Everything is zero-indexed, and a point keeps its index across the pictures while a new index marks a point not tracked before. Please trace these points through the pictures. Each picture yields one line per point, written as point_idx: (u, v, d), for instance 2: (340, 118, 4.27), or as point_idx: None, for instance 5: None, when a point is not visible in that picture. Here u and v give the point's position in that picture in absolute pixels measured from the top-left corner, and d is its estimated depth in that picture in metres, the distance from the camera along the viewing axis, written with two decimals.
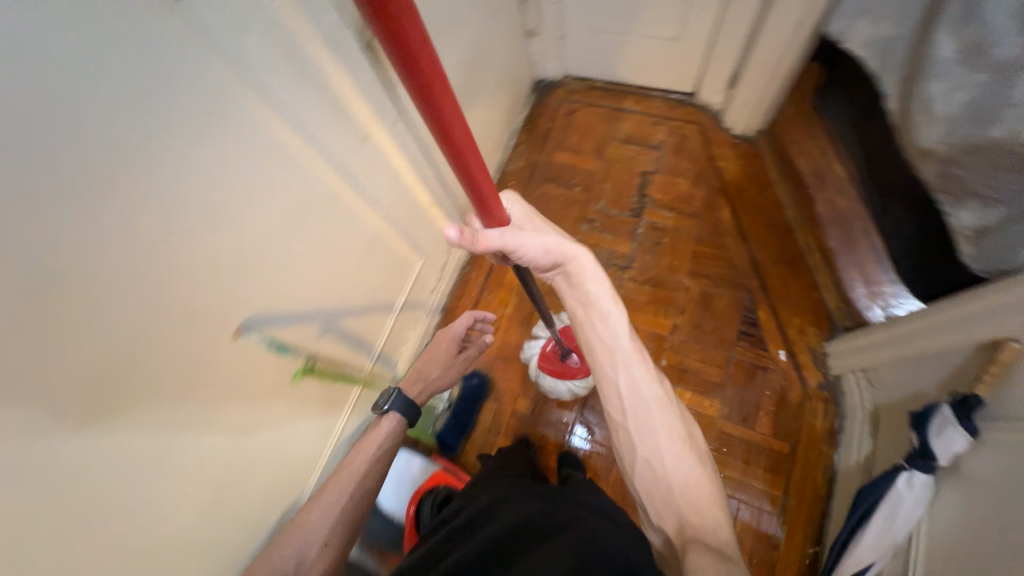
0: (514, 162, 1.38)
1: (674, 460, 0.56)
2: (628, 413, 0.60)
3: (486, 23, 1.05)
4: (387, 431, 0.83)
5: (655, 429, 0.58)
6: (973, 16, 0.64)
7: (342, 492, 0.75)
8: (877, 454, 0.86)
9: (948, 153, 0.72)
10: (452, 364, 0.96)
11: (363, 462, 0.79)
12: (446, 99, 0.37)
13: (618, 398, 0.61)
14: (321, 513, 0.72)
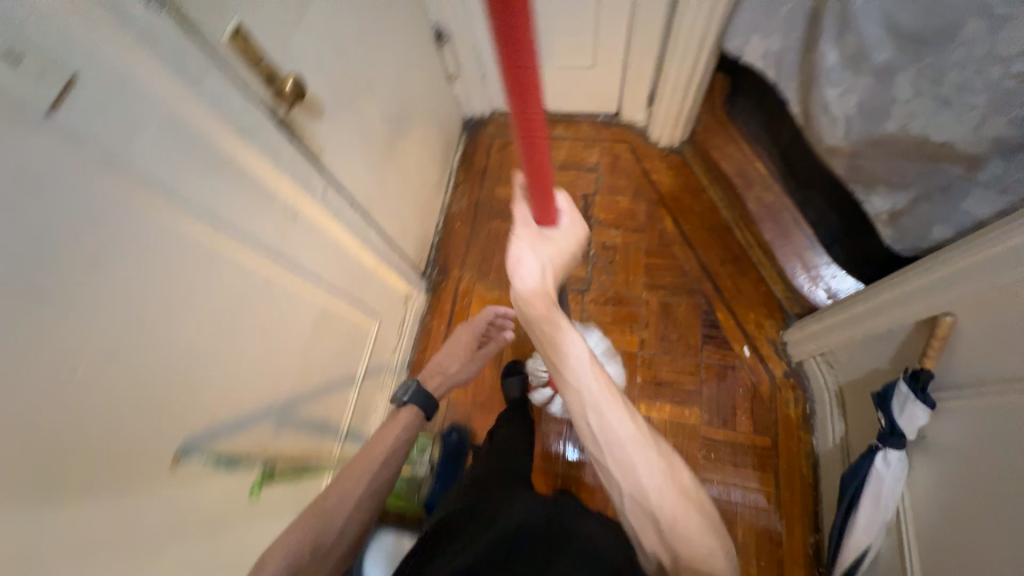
0: (458, 203, 1.37)
1: (659, 493, 0.53)
2: (606, 450, 0.56)
3: (406, 75, 1.04)
4: (406, 422, 0.82)
5: (635, 463, 0.54)
6: (850, 28, 0.70)
7: (361, 477, 0.72)
8: (851, 434, 0.90)
9: (852, 150, 0.78)
10: (470, 358, 0.99)
11: (381, 451, 0.76)
12: (530, 84, 0.40)
13: (592, 437, 0.57)
14: (339, 498, 0.69)
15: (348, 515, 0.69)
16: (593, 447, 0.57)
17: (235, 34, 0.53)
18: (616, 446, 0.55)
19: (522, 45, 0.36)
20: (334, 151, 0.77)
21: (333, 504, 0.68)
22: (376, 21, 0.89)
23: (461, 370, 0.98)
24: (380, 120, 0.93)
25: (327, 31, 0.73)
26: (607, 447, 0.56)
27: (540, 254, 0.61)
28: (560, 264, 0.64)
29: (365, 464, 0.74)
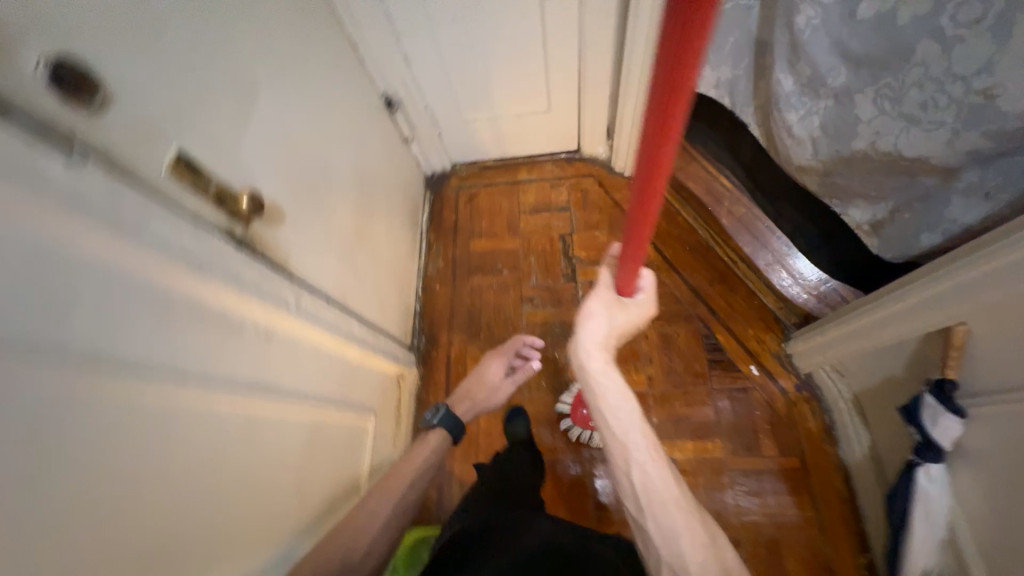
0: (435, 263, 1.32)
1: (699, 563, 0.51)
2: (644, 510, 0.56)
3: (362, 150, 1.00)
4: (431, 445, 0.86)
5: (675, 527, 0.53)
6: (801, 57, 0.71)
7: (390, 498, 0.76)
8: (879, 443, 0.88)
9: (823, 167, 0.79)
10: (498, 387, 1.00)
11: (408, 472, 0.80)
12: (675, 120, 0.41)
13: (632, 493, 0.57)
14: (367, 518, 0.72)
15: (377, 534, 0.72)
16: (632, 506, 0.57)
17: (175, 164, 0.48)
18: (657, 507, 0.55)
19: (682, 83, 0.37)
20: (301, 251, 0.71)
21: (361, 523, 0.71)
22: (324, 105, 0.84)
23: (488, 398, 1.00)
24: (344, 205, 0.88)
25: (274, 130, 0.68)
26: (647, 505, 0.55)
27: (614, 316, 0.68)
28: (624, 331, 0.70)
29: (397, 480, 0.79)
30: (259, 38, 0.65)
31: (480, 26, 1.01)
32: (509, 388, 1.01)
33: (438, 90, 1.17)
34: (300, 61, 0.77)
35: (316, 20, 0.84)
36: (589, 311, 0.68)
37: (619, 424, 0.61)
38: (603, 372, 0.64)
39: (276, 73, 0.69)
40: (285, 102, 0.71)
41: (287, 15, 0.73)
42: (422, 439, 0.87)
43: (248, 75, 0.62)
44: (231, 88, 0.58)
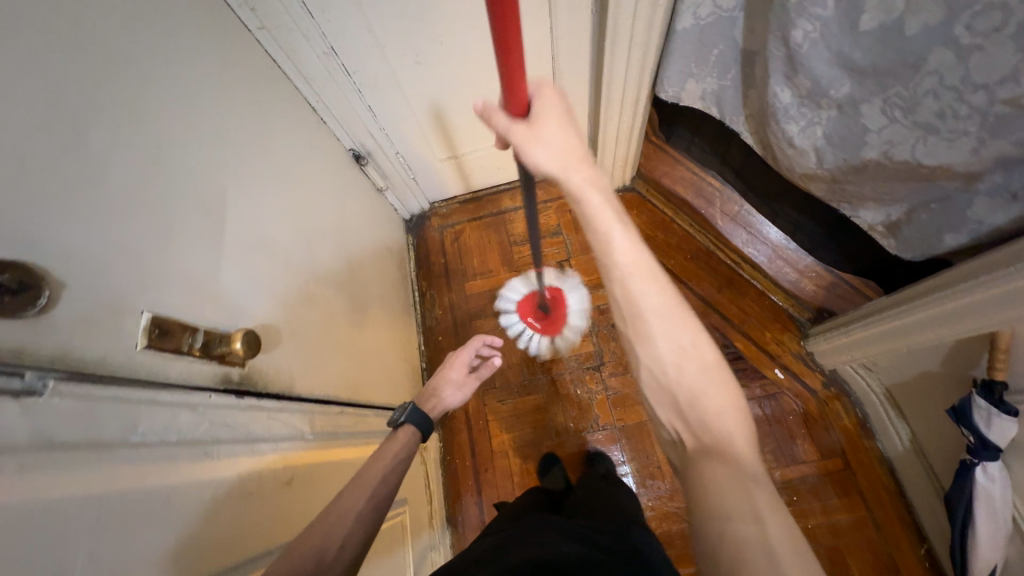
0: (433, 313, 1.25)
1: (680, 368, 0.47)
2: (630, 321, 0.49)
3: (340, 219, 0.91)
4: (405, 441, 0.67)
5: (655, 337, 0.47)
6: (797, 71, 0.68)
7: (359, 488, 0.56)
8: (920, 434, 0.87)
9: (832, 175, 0.76)
10: (465, 382, 0.88)
11: (379, 467, 0.61)
12: None
13: (618, 301, 0.49)
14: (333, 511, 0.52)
15: (351, 527, 0.52)
16: (618, 312, 0.50)
17: (151, 334, 0.40)
18: (638, 317, 0.48)
19: None
20: (297, 366, 0.63)
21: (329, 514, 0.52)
22: (295, 186, 0.76)
23: (455, 395, 0.86)
24: (334, 289, 0.80)
25: (249, 240, 0.59)
26: (625, 314, 0.49)
27: (537, 146, 0.50)
28: (561, 146, 0.50)
29: (368, 477, 0.58)
30: (215, 141, 0.56)
31: (447, 66, 0.93)
32: (478, 381, 0.89)
33: (407, 136, 1.08)
34: (262, 148, 0.68)
35: (269, 94, 0.74)
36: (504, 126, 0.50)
37: (601, 232, 0.49)
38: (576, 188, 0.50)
39: (241, 173, 0.61)
40: (255, 202, 0.62)
41: (239, 101, 0.64)
42: (389, 439, 0.69)
43: (212, 190, 0.53)
44: (196, 215, 0.50)
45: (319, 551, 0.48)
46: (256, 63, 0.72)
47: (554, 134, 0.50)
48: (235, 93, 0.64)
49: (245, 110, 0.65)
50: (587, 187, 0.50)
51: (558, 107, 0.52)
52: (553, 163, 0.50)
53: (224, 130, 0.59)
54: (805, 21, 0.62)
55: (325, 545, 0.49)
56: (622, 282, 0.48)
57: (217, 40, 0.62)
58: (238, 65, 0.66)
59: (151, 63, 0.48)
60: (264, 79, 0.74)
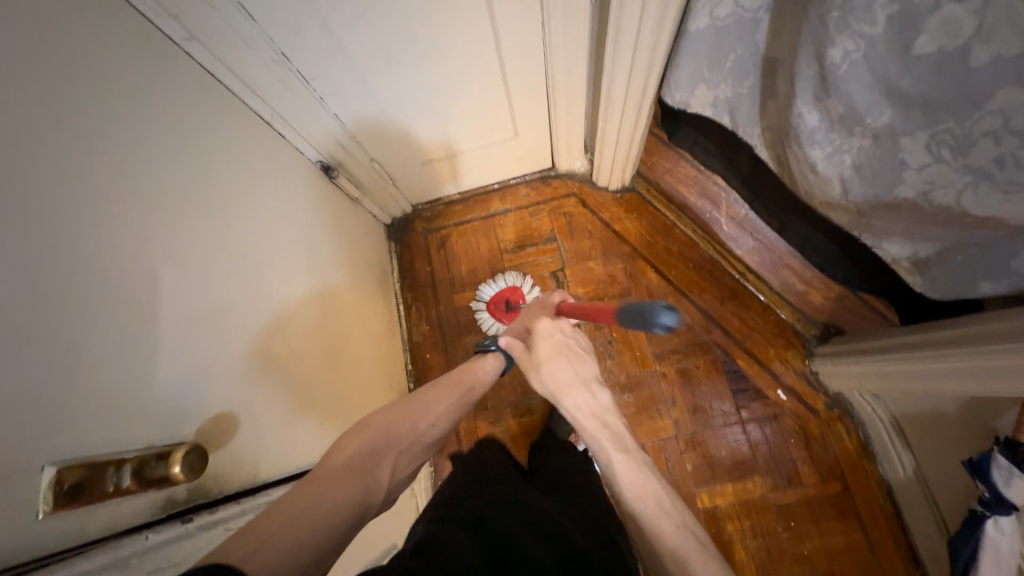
0: (419, 328, 1.18)
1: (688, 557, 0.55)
2: (635, 511, 0.60)
3: (309, 247, 0.82)
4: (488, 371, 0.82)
5: (661, 529, 0.57)
6: (830, 92, 0.58)
7: (455, 392, 0.76)
8: (924, 465, 0.84)
9: (858, 207, 0.68)
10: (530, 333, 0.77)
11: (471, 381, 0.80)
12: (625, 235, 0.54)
13: (621, 489, 0.62)
14: (438, 398, 0.73)
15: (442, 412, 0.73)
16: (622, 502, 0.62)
17: (57, 494, 0.34)
18: (641, 511, 0.59)
19: None
20: (261, 447, 0.57)
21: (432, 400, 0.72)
22: (251, 226, 0.66)
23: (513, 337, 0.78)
24: (303, 337, 0.72)
25: (194, 319, 0.51)
26: (630, 508, 0.60)
27: (545, 371, 0.68)
28: (558, 371, 0.68)
29: (461, 383, 0.78)
30: (135, 207, 0.46)
31: (424, 67, 0.80)
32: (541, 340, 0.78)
33: (383, 143, 0.96)
34: (206, 193, 0.58)
35: (214, 118, 0.63)
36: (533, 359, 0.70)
37: (593, 439, 0.65)
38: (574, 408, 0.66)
39: (179, 237, 0.51)
40: (199, 270, 0.53)
41: (168, 143, 0.53)
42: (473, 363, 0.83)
43: (138, 275, 0.45)
44: (115, 316, 0.41)
45: (417, 421, 0.69)
46: (193, 83, 0.60)
47: (560, 360, 0.69)
48: (162, 133, 0.53)
49: (179, 150, 0.55)
50: (579, 404, 0.66)
51: (557, 344, 0.70)
52: (551, 387, 0.67)
53: (148, 190, 0.49)
54: (847, 39, 0.52)
55: (414, 422, 0.68)
56: (625, 483, 0.61)
57: (133, 67, 0.51)
58: (166, 94, 0.55)
59: (30, 128, 0.38)
60: (206, 101, 0.62)
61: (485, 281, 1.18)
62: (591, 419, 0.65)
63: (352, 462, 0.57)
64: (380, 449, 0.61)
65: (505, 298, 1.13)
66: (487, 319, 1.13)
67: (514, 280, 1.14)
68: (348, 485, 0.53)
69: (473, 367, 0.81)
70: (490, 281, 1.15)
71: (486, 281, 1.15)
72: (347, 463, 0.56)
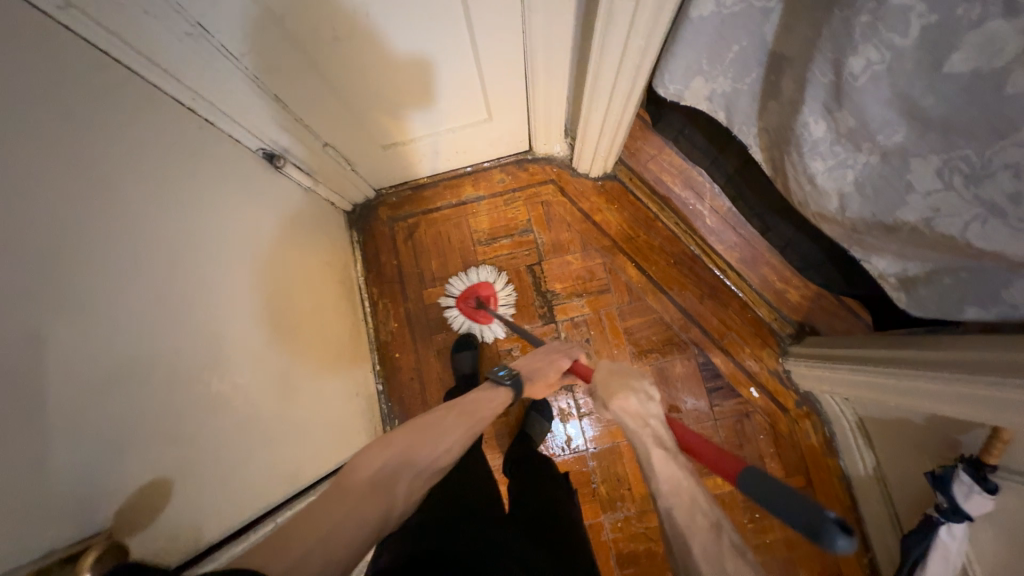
0: (386, 327, 1.10)
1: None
2: (681, 528, 0.52)
3: (255, 254, 0.71)
4: (495, 400, 0.77)
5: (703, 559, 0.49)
6: (843, 104, 0.52)
7: (466, 426, 0.70)
8: (884, 464, 0.88)
9: (852, 223, 0.64)
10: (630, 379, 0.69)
11: (485, 410, 0.74)
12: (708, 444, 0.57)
13: (669, 499, 0.54)
14: (450, 428, 0.68)
15: (453, 442, 0.67)
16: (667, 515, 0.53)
17: None
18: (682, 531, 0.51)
19: None
20: (199, 507, 0.50)
21: (444, 426, 0.67)
22: (179, 245, 0.55)
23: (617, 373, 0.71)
24: (249, 363, 0.64)
25: (102, 380, 0.42)
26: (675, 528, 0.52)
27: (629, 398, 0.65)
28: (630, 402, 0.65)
29: (471, 412, 0.72)
30: (10, 252, 0.36)
31: (382, 41, 0.68)
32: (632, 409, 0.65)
33: (337, 127, 0.83)
34: (116, 215, 0.47)
35: (123, 109, 0.50)
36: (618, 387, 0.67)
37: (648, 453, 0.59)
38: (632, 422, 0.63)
39: (76, 279, 0.42)
40: (107, 317, 0.44)
41: (53, 155, 0.41)
42: (488, 391, 0.78)
43: (19, 341, 0.36)
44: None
45: (432, 449, 0.64)
46: (90, 64, 0.47)
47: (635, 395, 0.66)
48: (43, 144, 0.41)
49: (71, 163, 0.43)
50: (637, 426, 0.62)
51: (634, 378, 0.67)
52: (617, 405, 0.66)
53: (24, 227, 0.38)
54: (873, 49, 0.45)
55: (433, 439, 0.65)
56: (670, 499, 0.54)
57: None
58: (44, 86, 0.41)
59: None
60: (109, 88, 0.49)
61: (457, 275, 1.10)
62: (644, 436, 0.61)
63: (373, 480, 0.56)
64: (401, 465, 0.59)
65: (475, 294, 1.07)
66: (456, 316, 1.07)
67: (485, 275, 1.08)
68: (370, 507, 0.53)
69: (490, 396, 0.77)
70: (462, 276, 1.09)
71: (457, 276, 1.09)
72: (367, 481, 0.55)
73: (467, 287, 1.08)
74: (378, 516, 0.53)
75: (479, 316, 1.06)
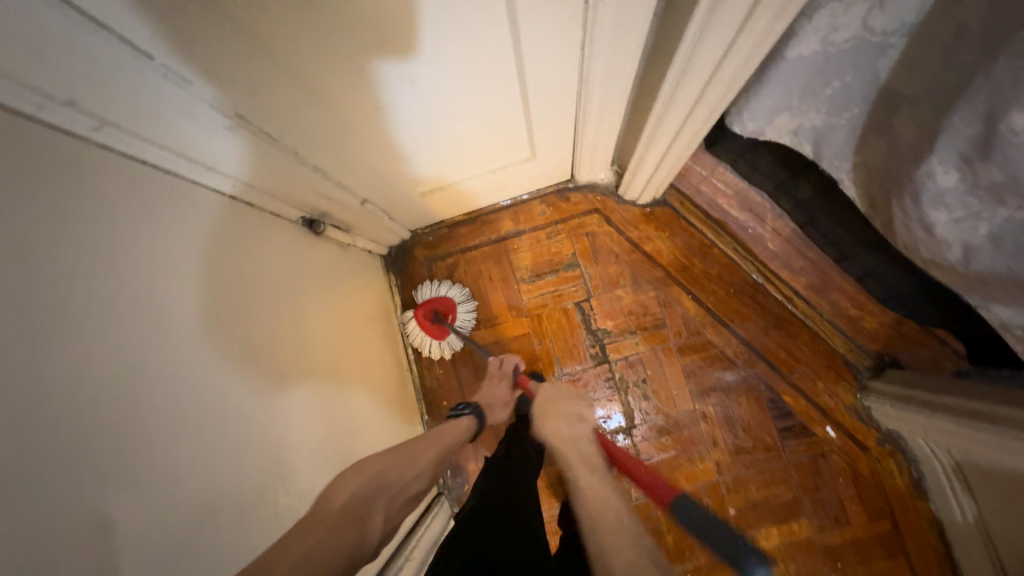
0: (432, 373, 1.06)
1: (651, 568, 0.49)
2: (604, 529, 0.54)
3: (303, 331, 0.67)
4: (459, 429, 0.73)
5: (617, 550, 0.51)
6: (988, 157, 0.43)
7: (435, 453, 0.66)
8: (987, 516, 0.80)
9: (978, 276, 0.56)
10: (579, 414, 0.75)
11: (451, 436, 0.71)
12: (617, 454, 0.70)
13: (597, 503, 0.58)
14: (421, 452, 0.65)
15: (425, 465, 0.64)
16: (590, 519, 0.56)
17: None
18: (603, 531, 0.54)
19: None
20: None
21: (414, 450, 0.64)
22: (228, 352, 0.51)
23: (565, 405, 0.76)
24: (298, 458, 0.60)
25: (163, 542, 0.39)
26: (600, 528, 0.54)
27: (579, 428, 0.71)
28: (575, 429, 0.71)
29: (444, 437, 0.70)
30: (61, 433, 0.34)
31: (421, 99, 0.62)
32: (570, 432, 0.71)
33: (373, 181, 0.78)
34: (172, 344, 0.44)
35: (162, 217, 0.46)
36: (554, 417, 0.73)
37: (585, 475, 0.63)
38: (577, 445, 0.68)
39: (120, 439, 0.38)
40: (169, 462, 0.41)
41: (98, 298, 0.38)
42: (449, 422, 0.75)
43: (51, 542, 0.32)
44: None
45: (402, 473, 0.60)
46: (119, 180, 0.42)
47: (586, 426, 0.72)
48: (89, 284, 0.37)
49: (119, 301, 0.40)
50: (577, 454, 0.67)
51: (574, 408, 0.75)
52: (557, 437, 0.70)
53: (77, 392, 0.35)
54: None
55: (406, 465, 0.61)
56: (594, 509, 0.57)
57: (24, 205, 0.33)
58: (81, 222, 0.37)
59: None
60: (148, 200, 0.44)
61: (426, 283, 1.06)
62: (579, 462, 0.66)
63: (345, 508, 0.50)
64: (376, 492, 0.55)
65: (432, 309, 1.01)
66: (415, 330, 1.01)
67: (441, 289, 1.03)
68: (341, 536, 0.46)
69: (455, 423, 0.74)
70: (426, 286, 1.04)
71: (428, 281, 1.04)
72: (340, 507, 0.50)
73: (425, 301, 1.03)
74: (355, 545, 0.47)
75: (437, 330, 1.00)
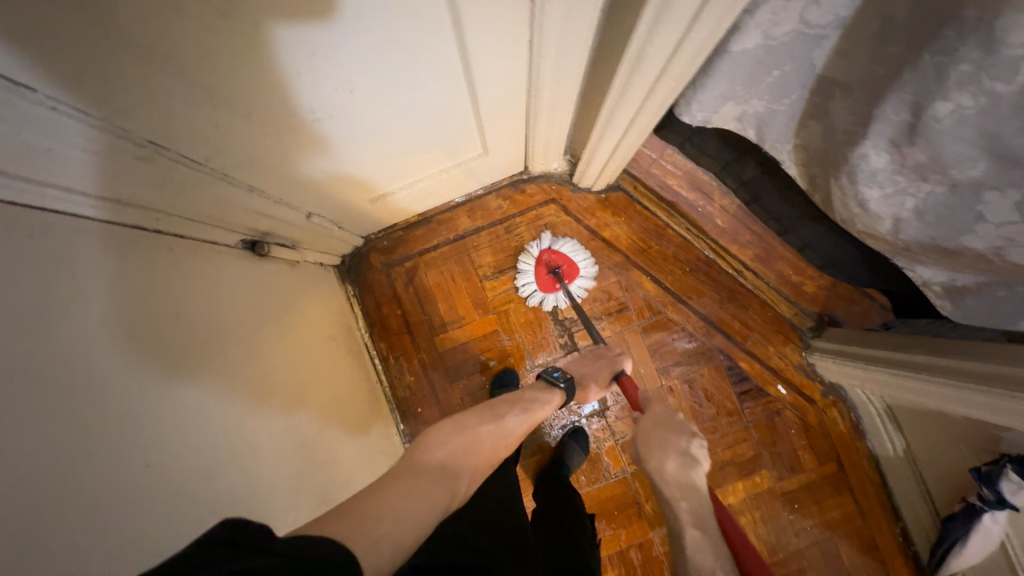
0: (403, 382, 1.03)
1: None
2: None
3: (260, 363, 0.62)
4: (547, 401, 0.73)
5: None
6: (915, 141, 0.47)
7: (523, 417, 0.67)
8: (915, 447, 0.91)
9: (905, 244, 0.61)
10: (689, 455, 0.59)
11: (540, 402, 0.72)
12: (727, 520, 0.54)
13: None
14: (512, 421, 0.64)
15: (513, 434, 0.64)
16: None
17: None
18: None
19: None
20: None
21: (505, 420, 0.64)
22: (185, 407, 0.47)
23: (672, 442, 0.61)
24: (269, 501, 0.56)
25: None
26: None
27: (687, 473, 0.58)
28: (683, 476, 0.57)
29: (529, 405, 0.70)
30: (20, 538, 0.30)
31: (367, 102, 0.58)
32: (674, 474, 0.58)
33: (316, 194, 0.73)
34: (115, 411, 0.39)
35: (91, 271, 0.40)
36: (655, 454, 0.61)
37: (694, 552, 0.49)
38: (678, 499, 0.55)
39: (81, 531, 0.34)
40: (137, 542, 0.37)
41: (16, 375, 0.32)
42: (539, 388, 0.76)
43: None
44: None
45: (489, 451, 0.59)
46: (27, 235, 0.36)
47: (695, 471, 0.58)
48: (10, 363, 0.32)
49: (51, 378, 0.35)
50: (684, 514, 0.54)
51: (685, 446, 0.60)
52: (663, 486, 0.57)
53: (10, 488, 0.30)
54: (966, 95, 0.40)
55: (486, 453, 0.58)
56: None
57: None
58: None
59: None
60: (68, 256, 0.39)
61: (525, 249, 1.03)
62: (684, 523, 0.53)
63: (441, 465, 0.51)
64: (465, 459, 0.54)
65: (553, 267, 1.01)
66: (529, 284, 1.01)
67: (569, 247, 1.01)
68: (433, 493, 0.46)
69: (542, 392, 0.75)
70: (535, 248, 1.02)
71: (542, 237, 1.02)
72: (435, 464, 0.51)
73: (545, 250, 1.02)
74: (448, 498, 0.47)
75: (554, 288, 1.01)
